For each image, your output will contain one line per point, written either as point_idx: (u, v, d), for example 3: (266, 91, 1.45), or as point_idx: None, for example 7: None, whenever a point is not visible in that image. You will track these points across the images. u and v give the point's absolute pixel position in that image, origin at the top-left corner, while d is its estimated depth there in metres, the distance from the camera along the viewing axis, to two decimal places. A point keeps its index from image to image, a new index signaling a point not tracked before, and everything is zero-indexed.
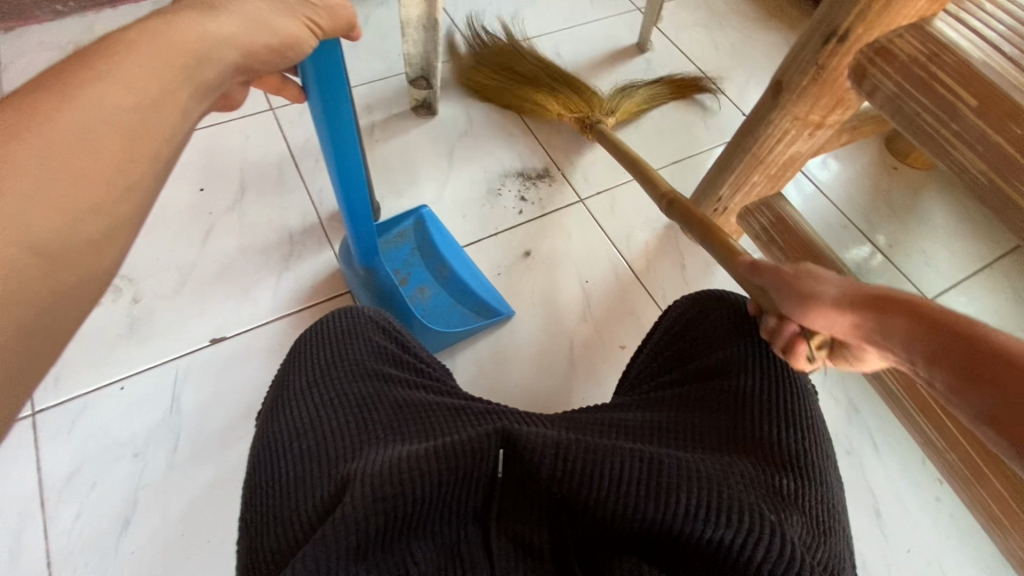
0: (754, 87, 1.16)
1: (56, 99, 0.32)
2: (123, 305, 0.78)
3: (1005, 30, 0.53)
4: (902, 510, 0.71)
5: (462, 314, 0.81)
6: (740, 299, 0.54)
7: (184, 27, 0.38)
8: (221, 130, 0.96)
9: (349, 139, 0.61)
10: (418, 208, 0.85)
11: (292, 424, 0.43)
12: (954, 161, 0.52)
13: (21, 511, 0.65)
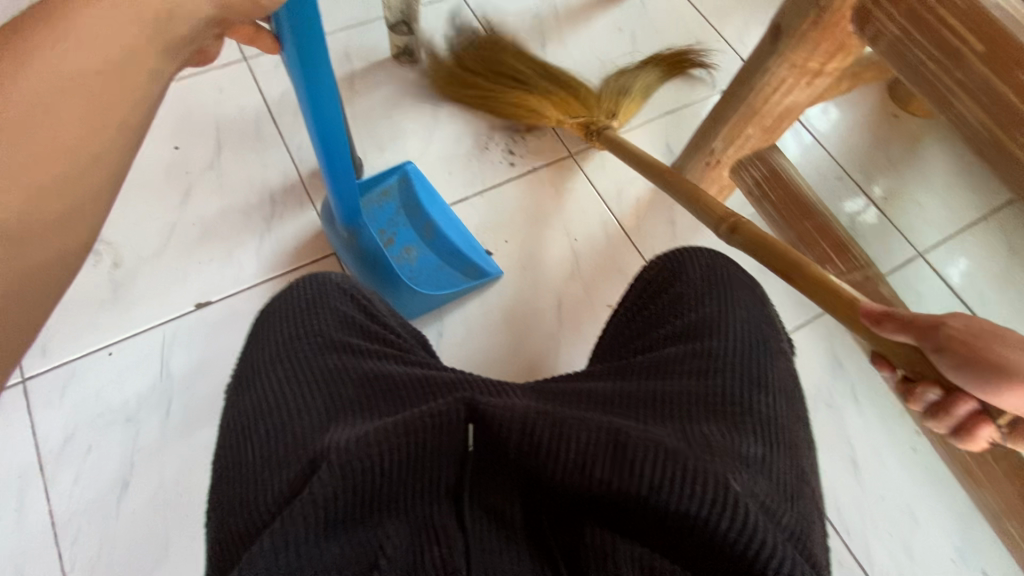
0: (755, 28, 1.11)
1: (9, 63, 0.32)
2: (105, 270, 0.77)
3: None
4: (878, 460, 0.73)
5: (450, 275, 0.80)
6: (710, 251, 0.56)
7: None
8: (193, 82, 0.91)
9: (325, 87, 0.57)
10: (402, 163, 0.82)
11: (262, 402, 0.44)
12: (955, 114, 0.51)
13: (23, 474, 0.66)
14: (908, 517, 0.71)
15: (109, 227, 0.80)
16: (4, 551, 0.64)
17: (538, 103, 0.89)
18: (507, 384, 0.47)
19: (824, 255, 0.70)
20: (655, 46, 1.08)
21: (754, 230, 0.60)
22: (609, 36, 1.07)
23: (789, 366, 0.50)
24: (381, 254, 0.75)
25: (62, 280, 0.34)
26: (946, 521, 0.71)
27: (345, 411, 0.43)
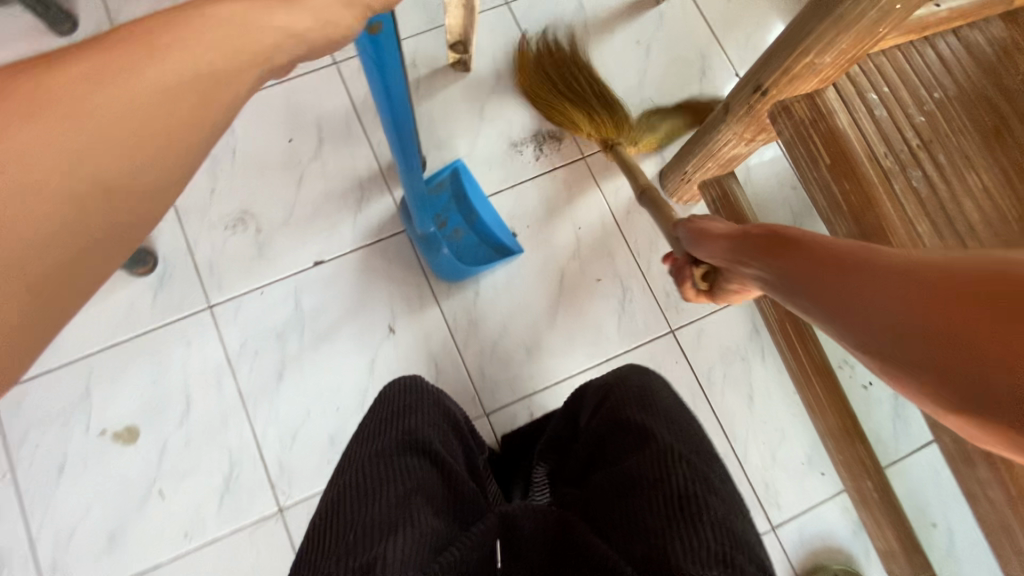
0: (755, 41, 1.29)
1: (120, 64, 0.33)
2: (251, 233, 1.12)
3: (868, 106, 0.77)
4: (766, 397, 1.09)
5: (485, 253, 1.13)
6: (655, 376, 0.75)
7: (256, 27, 0.37)
8: (299, 84, 1.20)
9: (407, 140, 0.84)
10: (454, 162, 1.12)
11: (340, 524, 0.57)
12: (813, 197, 0.78)
13: (217, 365, 1.06)
14: (779, 435, 1.08)
15: (251, 201, 1.14)
16: (212, 409, 1.04)
17: (576, 116, 1.13)
18: (520, 512, 0.63)
19: None
20: (666, 57, 1.28)
21: (655, 195, 0.93)
22: (627, 49, 1.28)
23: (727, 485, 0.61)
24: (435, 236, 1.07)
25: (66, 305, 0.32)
26: (804, 439, 1.08)
27: (395, 525, 0.55)
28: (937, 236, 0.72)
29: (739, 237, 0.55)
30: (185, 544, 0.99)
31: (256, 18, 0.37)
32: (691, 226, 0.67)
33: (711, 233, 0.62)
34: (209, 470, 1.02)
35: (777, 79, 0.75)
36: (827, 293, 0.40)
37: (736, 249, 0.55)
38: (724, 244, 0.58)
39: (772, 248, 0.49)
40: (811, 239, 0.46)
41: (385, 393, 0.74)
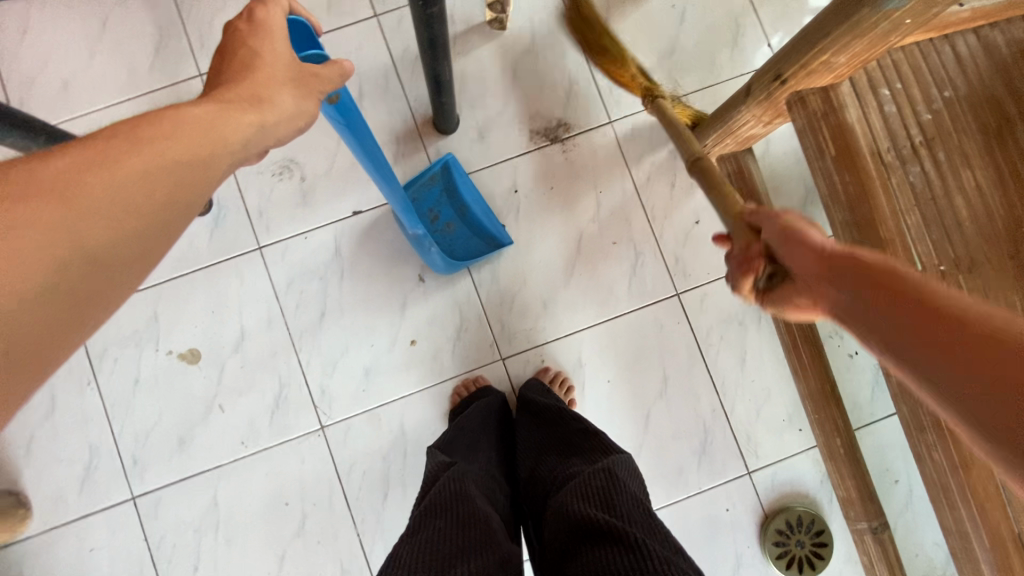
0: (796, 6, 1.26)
1: (127, 144, 0.47)
2: (296, 182, 1.22)
3: (878, 101, 0.83)
4: (757, 359, 1.20)
5: (479, 244, 1.19)
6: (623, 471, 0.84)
7: (239, 120, 0.56)
8: (340, 36, 1.25)
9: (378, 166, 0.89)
10: (445, 156, 1.17)
11: None
12: (822, 185, 0.84)
13: (267, 300, 1.19)
14: (764, 394, 1.20)
15: (295, 151, 1.22)
16: (263, 339, 1.18)
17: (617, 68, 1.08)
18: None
19: None
20: (700, 23, 1.25)
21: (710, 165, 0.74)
22: (661, 12, 1.25)
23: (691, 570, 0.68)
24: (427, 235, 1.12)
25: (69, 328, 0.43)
26: (786, 398, 1.20)
27: None
28: (923, 228, 0.81)
29: (838, 257, 0.54)
30: (241, 450, 1.16)
31: (206, 122, 0.53)
32: (790, 223, 0.58)
33: (811, 239, 0.56)
34: (262, 391, 1.17)
35: (796, 72, 0.82)
36: (956, 356, 0.44)
37: (818, 254, 0.55)
38: (815, 251, 0.55)
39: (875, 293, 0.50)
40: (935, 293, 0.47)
41: (436, 500, 0.83)
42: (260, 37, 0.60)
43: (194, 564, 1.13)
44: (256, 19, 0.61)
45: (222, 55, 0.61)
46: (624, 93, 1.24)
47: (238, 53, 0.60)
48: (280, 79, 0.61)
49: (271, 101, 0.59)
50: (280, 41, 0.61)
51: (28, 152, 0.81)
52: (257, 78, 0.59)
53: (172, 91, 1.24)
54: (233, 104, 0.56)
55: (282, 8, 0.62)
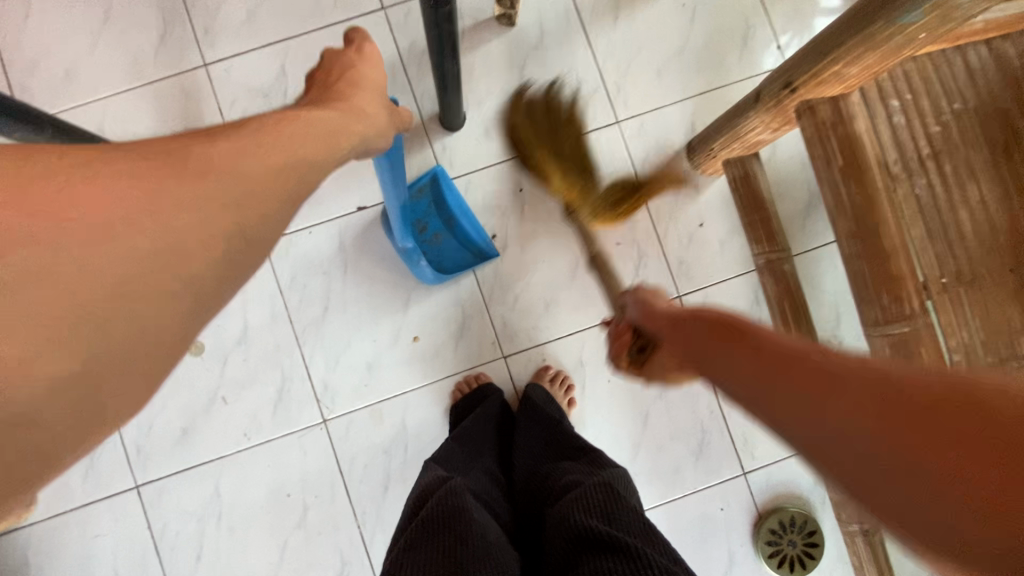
0: (807, 9, 1.25)
1: (235, 155, 0.49)
2: None
3: (889, 111, 0.83)
4: None
5: (466, 256, 1.20)
6: (619, 479, 0.89)
7: (318, 137, 0.59)
8: (348, 28, 1.24)
9: (394, 171, 0.94)
10: (434, 168, 1.16)
11: None
12: (829, 195, 0.84)
13: (271, 293, 1.20)
14: None
15: None
16: (267, 332, 1.19)
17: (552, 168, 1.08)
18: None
19: (759, 236, 1.10)
20: (710, 23, 1.24)
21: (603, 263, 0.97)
22: (671, 11, 1.24)
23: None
24: (416, 249, 1.14)
25: (186, 328, 0.43)
26: None
27: None
28: (927, 241, 0.82)
29: (684, 320, 0.62)
30: (244, 442, 1.17)
31: (304, 147, 0.56)
32: (639, 293, 0.76)
33: (656, 309, 0.70)
34: (265, 383, 1.18)
35: (806, 81, 0.82)
36: (784, 378, 0.43)
37: (663, 320, 0.67)
38: (658, 316, 0.69)
39: (719, 339, 0.53)
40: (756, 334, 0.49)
41: (431, 518, 0.83)
42: (361, 63, 0.75)
43: (198, 552, 1.15)
44: (364, 52, 0.77)
45: (331, 74, 0.74)
46: (631, 93, 1.23)
47: (342, 71, 0.74)
48: (375, 97, 0.73)
49: (369, 111, 0.69)
50: (377, 68, 0.77)
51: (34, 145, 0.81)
52: (360, 93, 0.71)
53: (177, 80, 1.23)
54: (332, 116, 0.63)
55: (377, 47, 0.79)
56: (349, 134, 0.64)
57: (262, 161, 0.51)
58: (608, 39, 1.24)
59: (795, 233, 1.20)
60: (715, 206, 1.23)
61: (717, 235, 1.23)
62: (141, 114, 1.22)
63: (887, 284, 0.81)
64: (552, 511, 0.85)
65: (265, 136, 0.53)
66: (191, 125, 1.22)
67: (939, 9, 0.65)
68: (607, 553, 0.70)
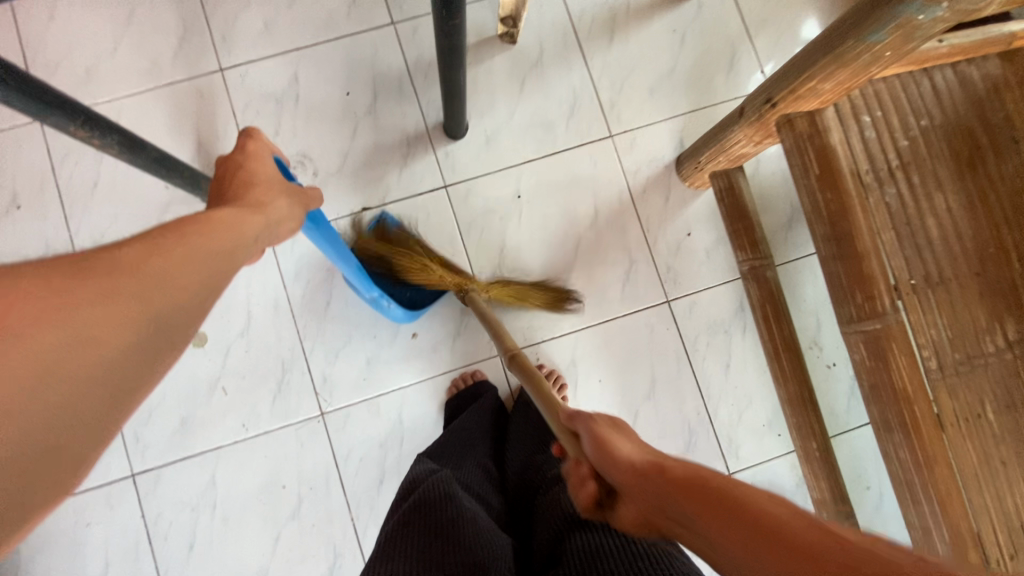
0: (788, 37, 1.34)
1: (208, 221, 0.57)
2: (308, 176, 1.27)
3: (862, 126, 0.90)
4: (741, 367, 1.26)
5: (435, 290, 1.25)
6: None
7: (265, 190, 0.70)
8: (357, 41, 1.31)
9: (336, 246, 0.95)
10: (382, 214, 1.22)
11: None
12: (812, 202, 0.91)
13: (274, 289, 1.23)
14: (747, 400, 1.26)
15: (309, 147, 1.28)
16: (270, 326, 1.22)
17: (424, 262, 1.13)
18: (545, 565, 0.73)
19: (743, 244, 1.16)
20: (698, 47, 1.33)
21: (521, 363, 0.91)
22: (662, 35, 1.33)
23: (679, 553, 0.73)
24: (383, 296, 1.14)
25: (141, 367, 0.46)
26: (768, 404, 1.26)
27: None
28: (898, 245, 0.88)
29: (647, 472, 0.56)
30: (242, 432, 1.19)
31: (212, 238, 0.55)
32: (579, 416, 0.67)
33: (617, 454, 0.59)
34: (266, 375, 1.21)
35: (785, 96, 0.90)
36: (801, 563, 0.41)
37: (611, 440, 0.62)
38: (610, 440, 0.61)
39: (697, 509, 0.49)
40: (753, 508, 0.46)
41: (425, 498, 0.85)
42: (249, 161, 0.73)
43: (191, 542, 1.16)
44: (248, 150, 0.74)
45: (223, 181, 0.71)
46: (624, 109, 1.31)
47: (236, 177, 0.70)
48: (274, 189, 0.71)
49: (271, 207, 0.68)
50: (268, 164, 0.75)
51: (66, 130, 0.84)
52: (256, 190, 0.68)
53: (194, 83, 1.29)
54: (231, 209, 0.62)
55: (265, 141, 0.78)
56: (250, 222, 0.62)
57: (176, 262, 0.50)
58: (603, 59, 1.32)
59: (779, 243, 1.27)
60: (703, 217, 1.30)
61: (704, 244, 1.29)
62: (156, 114, 1.27)
63: (860, 283, 0.87)
64: (545, 504, 0.87)
65: (166, 236, 0.52)
66: (204, 126, 1.28)
67: (901, 30, 0.71)
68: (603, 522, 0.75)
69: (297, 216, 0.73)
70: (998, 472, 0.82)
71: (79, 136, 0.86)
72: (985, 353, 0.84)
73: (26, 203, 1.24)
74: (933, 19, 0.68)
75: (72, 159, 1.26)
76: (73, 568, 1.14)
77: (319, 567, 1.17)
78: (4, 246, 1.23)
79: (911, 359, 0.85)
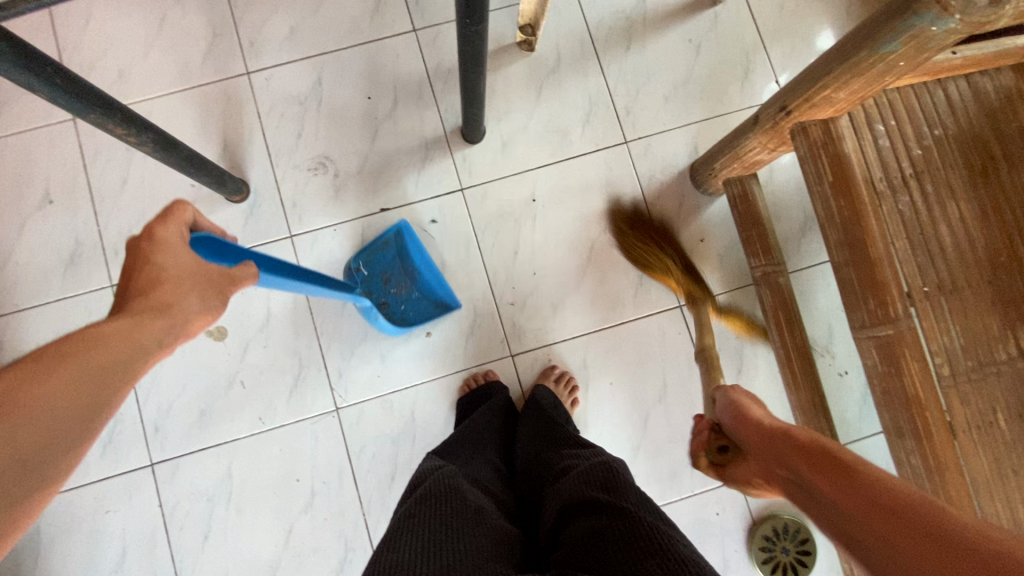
0: (802, 48, 1.36)
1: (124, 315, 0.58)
2: (329, 177, 1.30)
3: (877, 133, 0.91)
4: (752, 373, 1.27)
5: (427, 308, 1.27)
6: (614, 460, 0.93)
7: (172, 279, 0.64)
8: (380, 47, 1.35)
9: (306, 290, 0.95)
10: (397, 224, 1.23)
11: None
12: (826, 207, 0.92)
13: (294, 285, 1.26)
14: None
15: (331, 149, 1.31)
16: (288, 321, 1.25)
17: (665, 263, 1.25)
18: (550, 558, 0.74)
19: (756, 250, 1.17)
20: (713, 57, 1.35)
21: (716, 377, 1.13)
22: (677, 45, 1.35)
23: (682, 538, 0.74)
24: (374, 307, 1.19)
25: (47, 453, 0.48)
26: (778, 409, 1.27)
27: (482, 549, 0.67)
28: (910, 252, 0.89)
29: (778, 435, 0.65)
30: (258, 425, 1.22)
31: (101, 356, 0.54)
32: (737, 395, 0.79)
33: (751, 415, 0.73)
34: (283, 369, 1.24)
35: (800, 104, 0.92)
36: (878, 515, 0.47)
37: (755, 408, 0.75)
38: (756, 407, 0.75)
39: (809, 464, 0.57)
40: (850, 465, 0.53)
41: (431, 492, 0.86)
42: (154, 255, 0.64)
43: (206, 531, 1.18)
44: (156, 238, 0.66)
45: (127, 277, 0.63)
46: (639, 116, 1.33)
47: (143, 272, 0.63)
48: (185, 285, 0.65)
49: (180, 306, 0.62)
50: (185, 251, 0.67)
51: (106, 127, 0.88)
52: (162, 288, 0.62)
53: (222, 86, 1.33)
54: (121, 320, 0.58)
55: (182, 223, 0.69)
56: (148, 330, 0.59)
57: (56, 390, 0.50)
58: (619, 68, 1.34)
59: (791, 251, 1.28)
60: (716, 223, 1.31)
61: (717, 250, 1.30)
62: (185, 115, 1.32)
63: (873, 289, 0.88)
64: (550, 495, 0.87)
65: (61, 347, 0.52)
66: (230, 127, 1.32)
67: (915, 41, 0.73)
68: (606, 509, 0.75)
69: (216, 307, 0.67)
70: (1009, 480, 0.82)
71: (118, 133, 0.90)
72: (997, 361, 0.85)
73: (57, 198, 1.29)
74: (945, 31, 0.70)
75: (103, 157, 1.30)
76: (91, 554, 1.17)
77: (329, 560, 1.19)
78: (36, 239, 1.27)
79: (923, 365, 0.86)
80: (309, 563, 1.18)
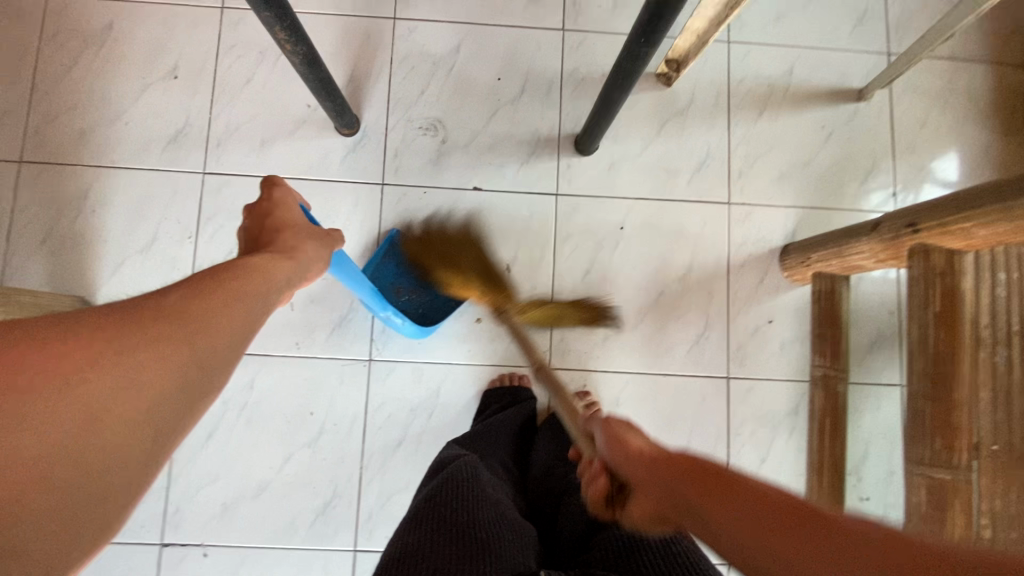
0: (929, 171, 1.34)
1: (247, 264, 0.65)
2: (436, 141, 1.32)
3: (1000, 283, 0.89)
4: (776, 467, 1.25)
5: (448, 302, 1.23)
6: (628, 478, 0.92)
7: (290, 231, 0.75)
8: (525, 35, 1.36)
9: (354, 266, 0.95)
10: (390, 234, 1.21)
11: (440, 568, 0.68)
12: (923, 336, 0.90)
13: (370, 231, 1.29)
14: None
15: (447, 115, 1.33)
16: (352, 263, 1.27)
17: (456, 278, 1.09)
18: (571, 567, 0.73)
19: (824, 351, 1.17)
20: (840, 150, 1.34)
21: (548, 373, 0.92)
22: (810, 128, 1.34)
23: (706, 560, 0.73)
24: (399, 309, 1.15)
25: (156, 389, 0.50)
26: None
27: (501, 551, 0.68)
28: (991, 409, 0.87)
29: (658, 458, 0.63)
30: (293, 349, 1.23)
31: (224, 300, 0.58)
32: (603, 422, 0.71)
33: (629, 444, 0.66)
34: (333, 305, 1.25)
35: (932, 228, 0.90)
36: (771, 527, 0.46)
37: (631, 429, 0.69)
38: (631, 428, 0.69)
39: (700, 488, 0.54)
40: (748, 486, 0.52)
41: (453, 476, 0.86)
42: (277, 211, 0.76)
43: (211, 431, 1.20)
44: (273, 199, 0.77)
45: (256, 227, 0.76)
46: (749, 182, 1.32)
47: (265, 224, 0.75)
48: (300, 235, 0.75)
49: (300, 252, 0.72)
50: (294, 211, 0.78)
51: (271, 29, 0.91)
52: (282, 237, 0.73)
53: (367, 22, 1.36)
54: (260, 257, 0.67)
55: (291, 188, 0.80)
56: (277, 272, 0.67)
57: (165, 328, 0.52)
58: (745, 130, 1.34)
59: (855, 364, 1.25)
60: (789, 311, 1.29)
61: (782, 337, 1.28)
62: (324, 39, 1.35)
63: (942, 429, 0.86)
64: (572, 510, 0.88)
65: (199, 287, 0.58)
66: (362, 63, 1.34)
67: None
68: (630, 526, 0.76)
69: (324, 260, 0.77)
70: None
71: (278, 38, 0.93)
72: None
73: (182, 75, 1.33)
74: None
75: (236, 52, 1.34)
76: None
77: (314, 500, 1.20)
78: (150, 106, 1.31)
79: (969, 522, 0.84)
80: (295, 495, 1.20)
